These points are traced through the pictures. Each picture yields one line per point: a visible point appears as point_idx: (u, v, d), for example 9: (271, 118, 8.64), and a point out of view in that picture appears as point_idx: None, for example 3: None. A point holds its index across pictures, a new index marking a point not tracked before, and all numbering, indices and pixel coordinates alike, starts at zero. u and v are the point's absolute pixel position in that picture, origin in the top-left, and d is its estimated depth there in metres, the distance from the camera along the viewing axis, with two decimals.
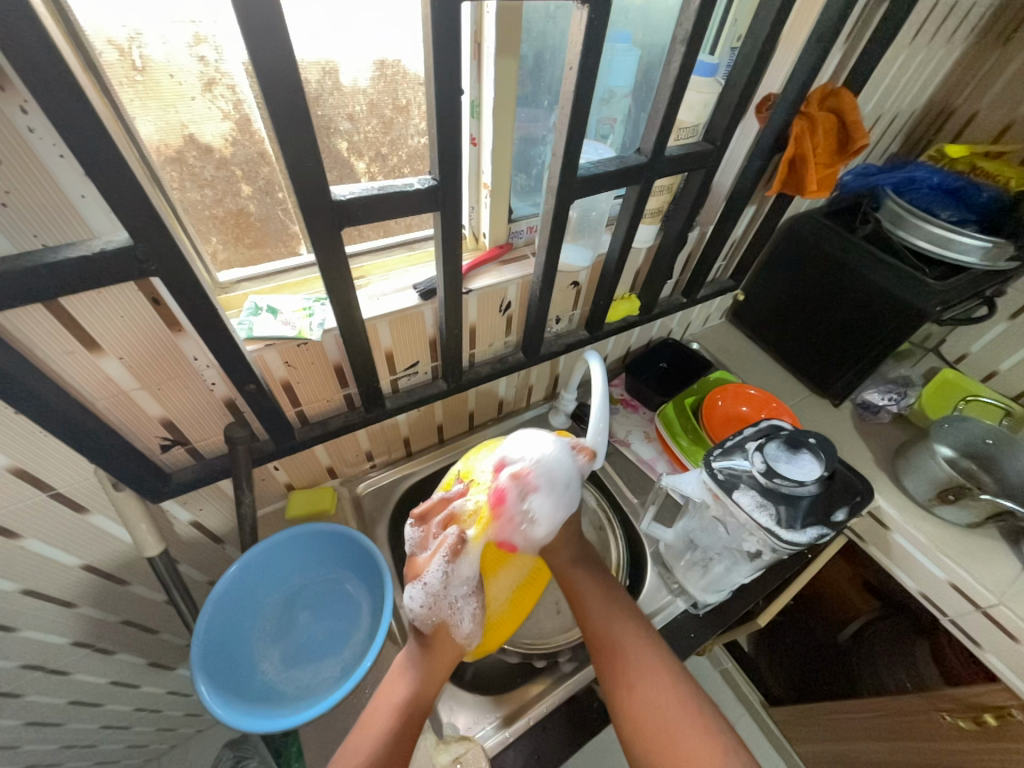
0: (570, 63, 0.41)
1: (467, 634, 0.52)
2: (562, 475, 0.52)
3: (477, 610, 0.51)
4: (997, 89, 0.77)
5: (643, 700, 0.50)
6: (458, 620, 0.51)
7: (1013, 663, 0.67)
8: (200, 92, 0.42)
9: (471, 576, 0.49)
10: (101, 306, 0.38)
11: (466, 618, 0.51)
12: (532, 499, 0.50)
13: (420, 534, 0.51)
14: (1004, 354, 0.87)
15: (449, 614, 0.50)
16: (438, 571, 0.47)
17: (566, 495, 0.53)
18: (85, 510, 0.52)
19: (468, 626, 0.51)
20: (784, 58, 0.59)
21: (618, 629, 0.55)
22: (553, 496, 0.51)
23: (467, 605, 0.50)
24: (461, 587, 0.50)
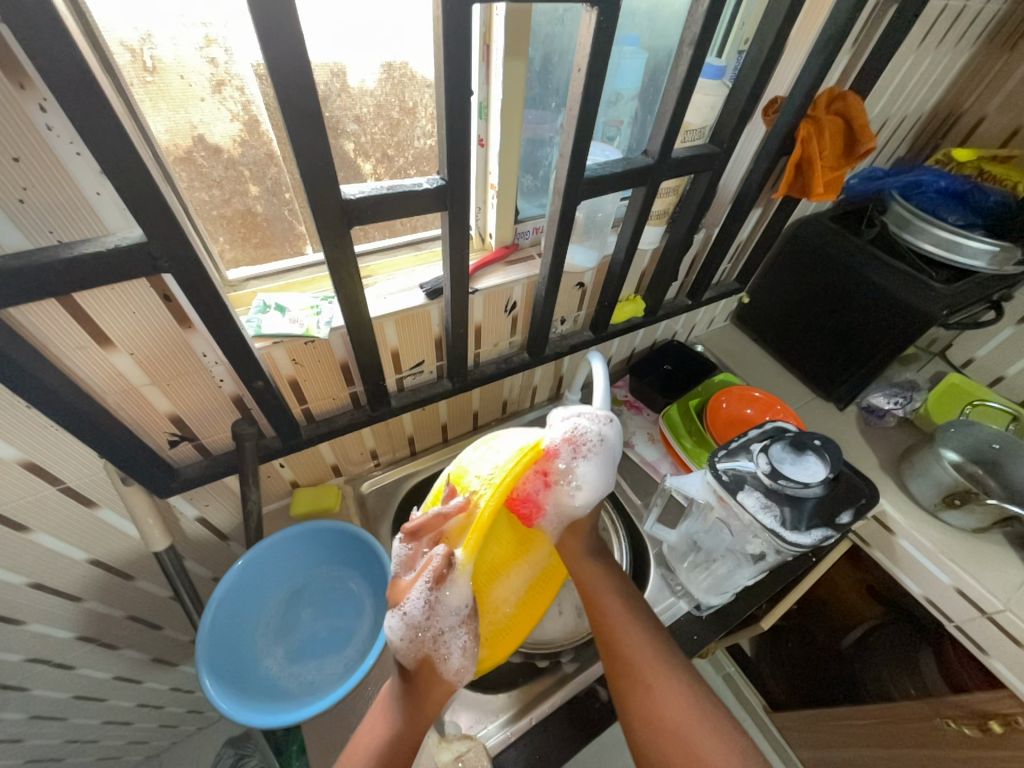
0: (578, 66, 0.41)
1: (456, 673, 0.48)
2: (609, 449, 0.55)
3: (466, 645, 0.48)
4: (1005, 93, 0.77)
5: (661, 705, 0.47)
6: (445, 655, 0.47)
7: (1020, 670, 0.66)
8: (211, 93, 0.43)
9: (460, 606, 0.46)
10: (113, 302, 0.39)
11: (454, 654, 0.47)
12: (579, 463, 0.54)
13: (408, 552, 0.47)
14: (1012, 359, 0.86)
15: (435, 647, 0.47)
16: (421, 597, 0.45)
17: (609, 468, 0.56)
18: (94, 505, 0.53)
19: (456, 664, 0.48)
20: (792, 61, 0.59)
21: (631, 630, 0.52)
22: (599, 467, 0.55)
23: (455, 639, 0.47)
24: (450, 617, 0.47)
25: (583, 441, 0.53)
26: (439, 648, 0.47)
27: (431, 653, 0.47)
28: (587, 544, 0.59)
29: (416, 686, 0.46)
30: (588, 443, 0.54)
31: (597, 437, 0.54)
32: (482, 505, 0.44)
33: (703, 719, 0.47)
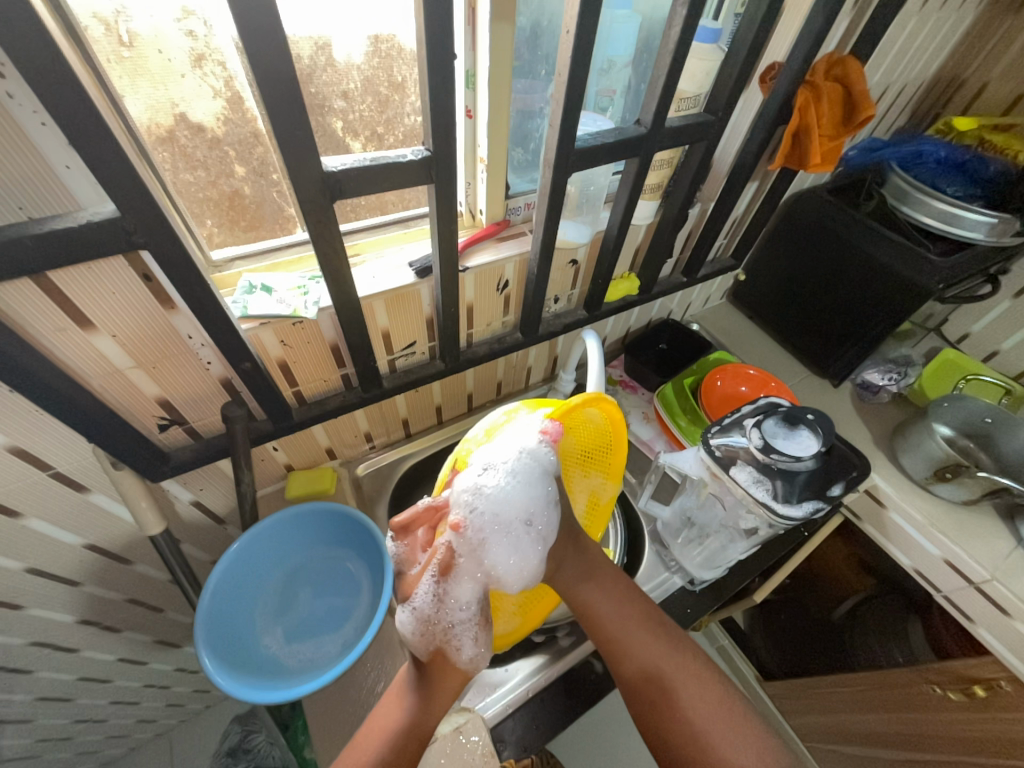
0: (567, 28, 0.39)
1: (471, 661, 0.48)
2: (514, 518, 0.47)
3: (478, 634, 0.47)
4: (1008, 59, 0.76)
5: (687, 726, 0.44)
6: (457, 645, 0.47)
7: (1005, 636, 0.68)
8: (190, 68, 0.41)
9: (468, 593, 0.47)
10: (91, 282, 0.38)
11: (467, 643, 0.47)
12: (483, 549, 0.48)
13: (404, 549, 0.47)
14: (1006, 334, 0.86)
15: (447, 636, 0.47)
16: (429, 590, 0.45)
17: (528, 534, 0.48)
18: (85, 490, 0.53)
19: (470, 652, 0.47)
20: (790, 26, 0.57)
21: (644, 650, 0.48)
22: (509, 541, 0.48)
23: (466, 629, 0.47)
24: (459, 610, 0.47)
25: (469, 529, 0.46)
26: (451, 637, 0.47)
27: (443, 644, 0.47)
28: (574, 565, 0.52)
29: (429, 675, 0.47)
30: (488, 519, 0.47)
31: (500, 505, 0.47)
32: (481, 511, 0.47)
33: (733, 724, 0.44)
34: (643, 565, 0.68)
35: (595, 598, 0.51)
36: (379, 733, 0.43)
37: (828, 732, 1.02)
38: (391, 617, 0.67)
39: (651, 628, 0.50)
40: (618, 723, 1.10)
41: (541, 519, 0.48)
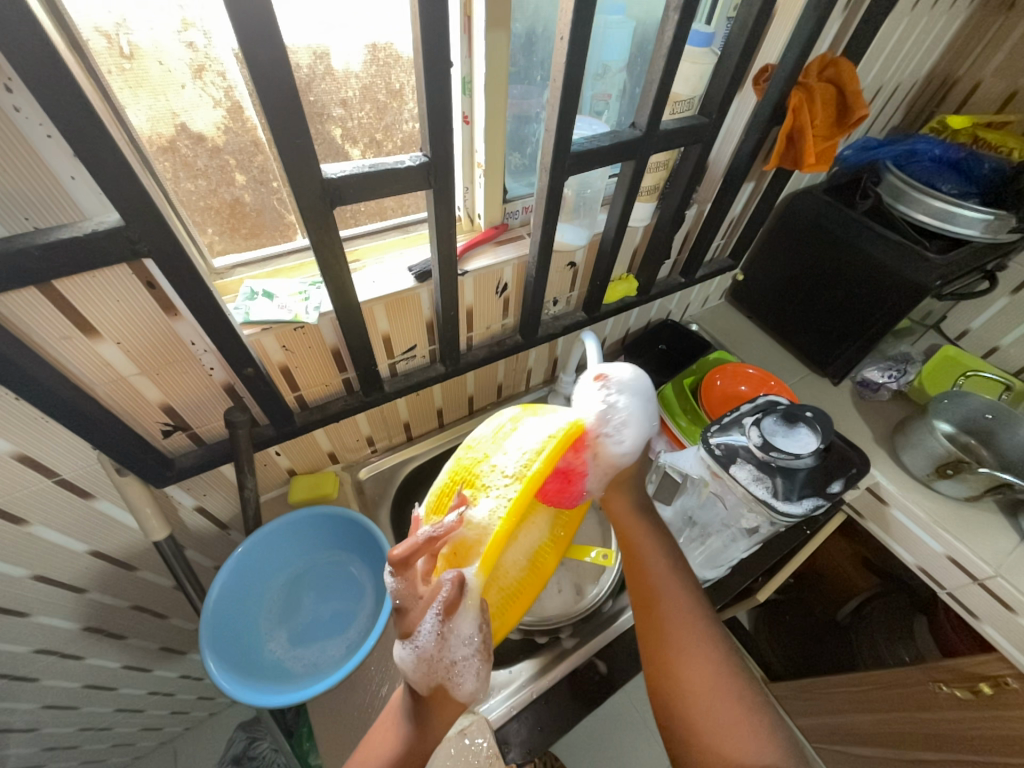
0: (561, 34, 0.40)
1: (468, 698, 0.45)
2: (644, 390, 0.56)
3: (481, 669, 0.44)
4: (1001, 57, 0.76)
5: (690, 675, 0.46)
6: (458, 683, 0.44)
7: (1009, 632, 0.68)
8: (191, 79, 0.42)
9: (472, 629, 0.44)
10: (96, 290, 0.38)
11: (468, 679, 0.44)
12: (617, 404, 0.54)
13: (402, 585, 0.44)
14: (1006, 330, 0.86)
15: (448, 676, 0.44)
16: (433, 626, 0.42)
17: (649, 408, 0.56)
18: (90, 496, 0.53)
19: (470, 689, 0.45)
20: (782, 29, 0.58)
21: (677, 604, 0.50)
22: (638, 408, 0.55)
23: (469, 667, 0.44)
24: (462, 645, 0.44)
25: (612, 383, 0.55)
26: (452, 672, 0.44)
27: (445, 686, 0.44)
28: (637, 502, 0.57)
29: (428, 712, 0.44)
30: (625, 383, 0.55)
31: (635, 379, 0.56)
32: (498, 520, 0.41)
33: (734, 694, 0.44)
34: None
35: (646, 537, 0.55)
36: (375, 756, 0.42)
37: (827, 732, 1.02)
38: (395, 620, 0.67)
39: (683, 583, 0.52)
40: (624, 726, 1.10)
41: (654, 402, 0.57)
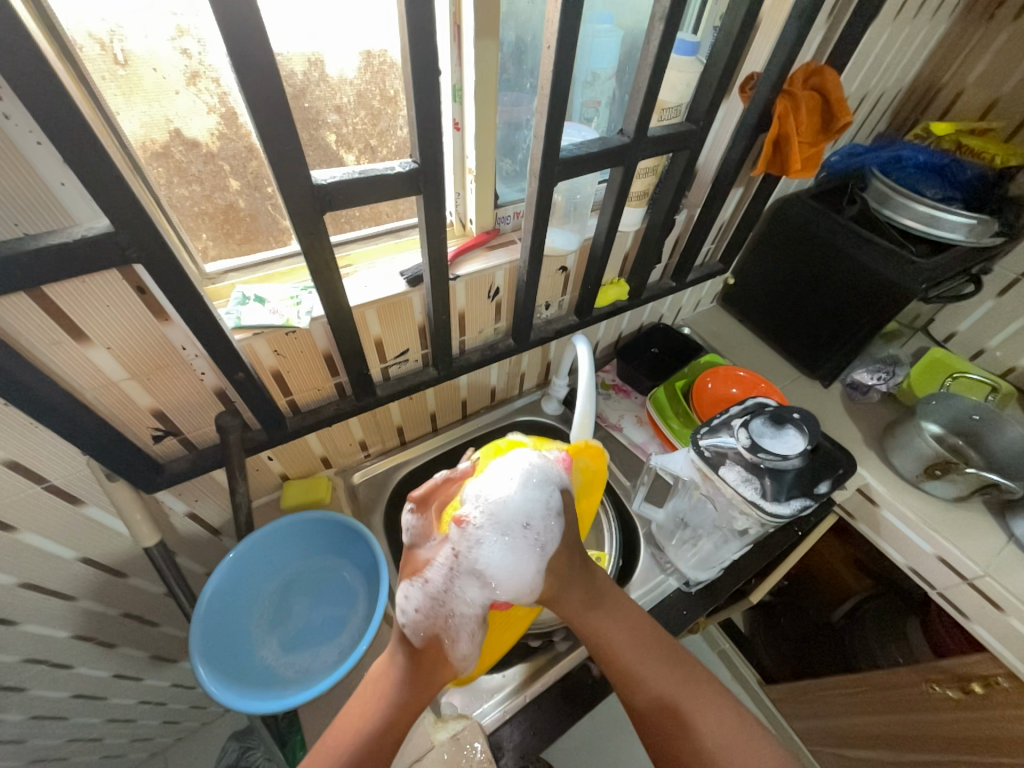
0: (548, 43, 0.41)
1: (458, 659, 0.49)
2: (515, 517, 0.49)
3: (476, 633, 0.49)
4: (983, 66, 0.78)
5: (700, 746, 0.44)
6: (454, 641, 0.48)
7: (999, 632, 0.68)
8: (185, 85, 0.42)
9: (476, 591, 0.49)
10: (85, 296, 0.38)
11: (461, 640, 0.49)
12: (480, 551, 0.48)
13: (422, 522, 0.50)
14: (992, 332, 0.88)
15: (446, 631, 0.48)
16: (444, 567, 0.48)
17: (526, 536, 0.49)
18: (80, 503, 0.53)
19: (463, 650, 0.49)
20: (767, 38, 0.59)
21: (652, 679, 0.48)
22: (505, 544, 0.49)
23: (467, 625, 0.48)
24: (465, 600, 0.49)
25: (467, 523, 0.48)
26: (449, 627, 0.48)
27: (440, 641, 0.48)
28: (583, 591, 0.52)
29: (422, 666, 0.47)
30: (489, 515, 0.49)
31: (505, 504, 0.49)
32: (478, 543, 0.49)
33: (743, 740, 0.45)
34: (640, 568, 0.68)
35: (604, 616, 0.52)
36: (358, 728, 0.42)
37: (830, 737, 1.01)
38: (388, 625, 0.67)
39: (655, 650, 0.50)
40: (620, 730, 1.09)
41: (539, 522, 0.49)
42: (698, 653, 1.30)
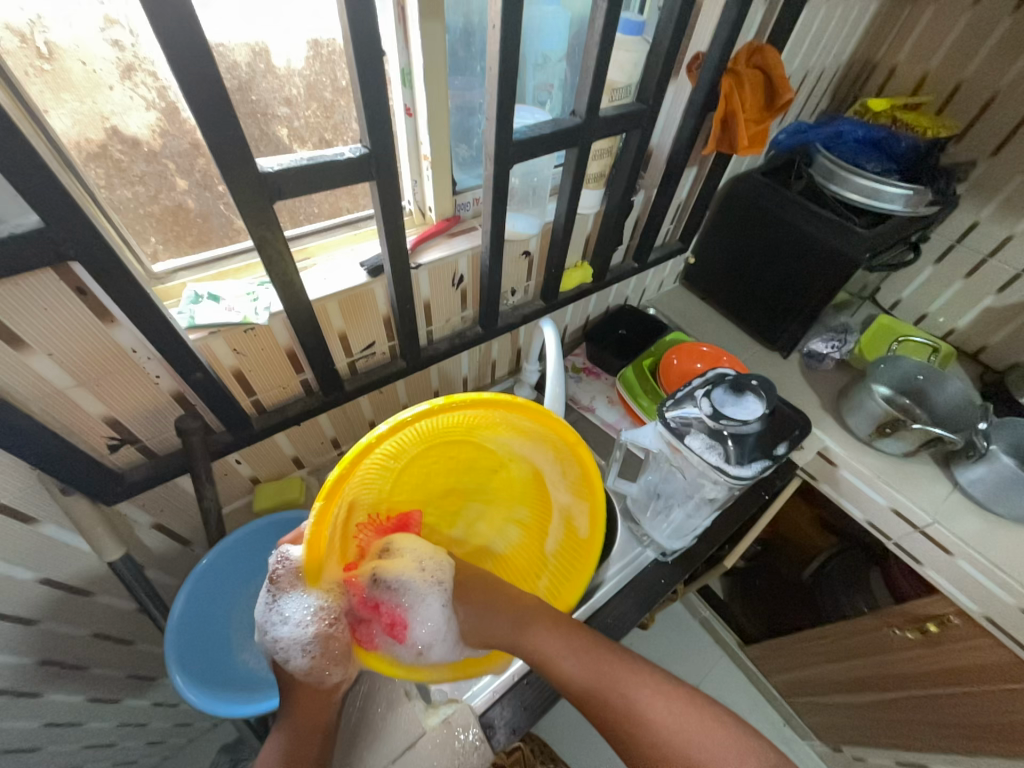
0: (493, 21, 0.41)
1: (320, 675, 0.48)
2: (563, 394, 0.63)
3: (309, 664, 0.47)
4: (913, 43, 0.82)
5: (653, 756, 0.39)
6: (292, 665, 0.46)
7: (950, 575, 0.73)
8: (119, 79, 0.40)
9: (296, 631, 0.45)
10: (20, 299, 0.36)
11: (299, 658, 0.46)
12: (629, 439, 0.66)
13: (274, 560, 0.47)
14: (932, 297, 0.93)
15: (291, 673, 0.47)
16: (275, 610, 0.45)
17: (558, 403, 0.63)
18: (34, 521, 0.50)
19: (307, 669, 0.47)
20: (710, 18, 0.60)
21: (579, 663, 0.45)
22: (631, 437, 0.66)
23: (300, 660, 0.46)
24: (295, 647, 0.46)
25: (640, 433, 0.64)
26: (283, 666, 0.46)
27: (271, 654, 0.46)
28: (502, 622, 0.49)
29: (298, 702, 0.46)
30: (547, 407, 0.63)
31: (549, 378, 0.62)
32: (314, 511, 0.36)
33: (689, 712, 0.40)
34: (618, 543, 0.70)
35: (558, 655, 0.46)
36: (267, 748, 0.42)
37: (817, 686, 1.05)
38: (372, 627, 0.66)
39: (578, 633, 0.47)
40: None
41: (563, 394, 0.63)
42: (681, 623, 1.35)
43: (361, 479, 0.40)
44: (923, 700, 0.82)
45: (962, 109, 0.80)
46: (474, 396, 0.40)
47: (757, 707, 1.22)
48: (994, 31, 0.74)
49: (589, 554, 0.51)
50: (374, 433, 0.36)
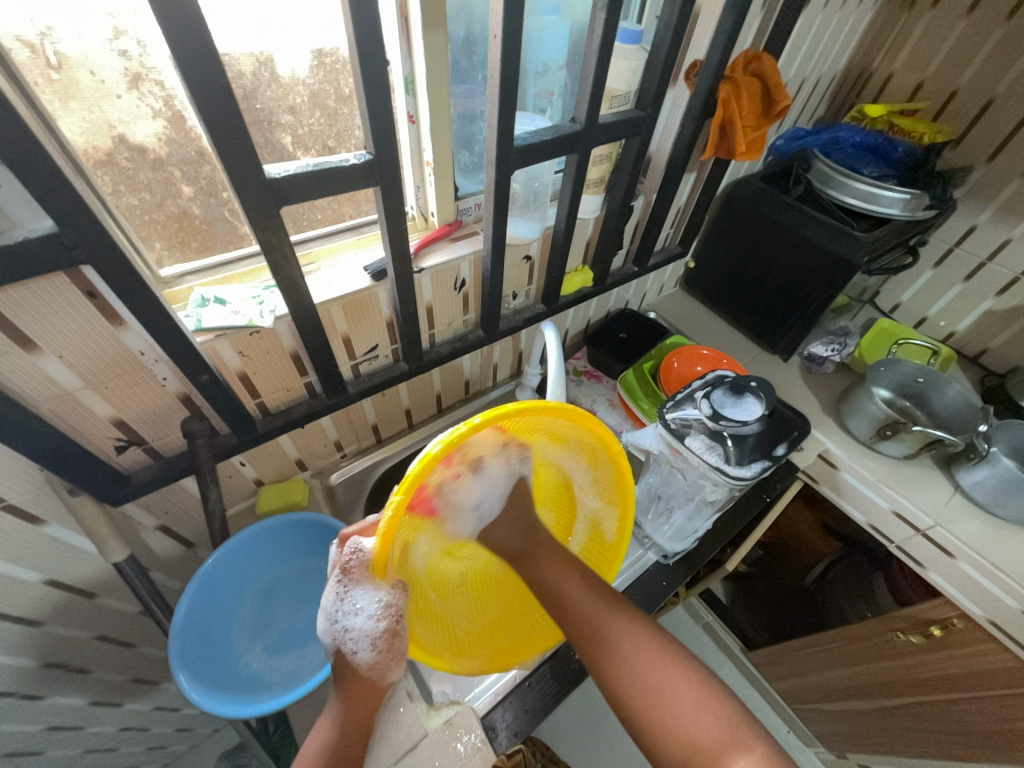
0: (495, 31, 0.42)
1: (383, 672, 0.47)
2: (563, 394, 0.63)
3: (372, 657, 0.46)
4: (908, 50, 0.83)
5: (627, 692, 0.42)
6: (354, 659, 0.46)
7: (953, 578, 0.73)
8: (127, 88, 0.41)
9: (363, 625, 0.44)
10: (33, 302, 0.37)
11: (361, 652, 0.46)
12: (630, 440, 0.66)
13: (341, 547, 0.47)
14: (931, 301, 0.94)
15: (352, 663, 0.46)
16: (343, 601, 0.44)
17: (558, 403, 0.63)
18: (40, 521, 0.50)
19: (372, 663, 0.46)
20: (707, 27, 0.61)
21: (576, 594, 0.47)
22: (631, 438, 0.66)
23: (362, 653, 0.46)
24: (360, 641, 0.45)
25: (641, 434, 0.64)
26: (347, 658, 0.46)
27: (338, 646, 0.46)
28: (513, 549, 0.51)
29: (355, 697, 0.47)
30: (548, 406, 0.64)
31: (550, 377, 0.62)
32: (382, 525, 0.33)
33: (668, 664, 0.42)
34: None
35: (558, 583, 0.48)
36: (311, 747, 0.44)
37: (821, 693, 1.05)
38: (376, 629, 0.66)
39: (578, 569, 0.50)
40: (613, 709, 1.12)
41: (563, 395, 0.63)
42: (684, 628, 1.34)
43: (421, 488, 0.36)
44: (929, 706, 0.81)
45: (958, 115, 0.81)
46: (543, 404, 0.37)
47: (761, 713, 1.21)
48: (988, 39, 0.75)
49: (615, 558, 0.54)
50: (435, 448, 0.32)
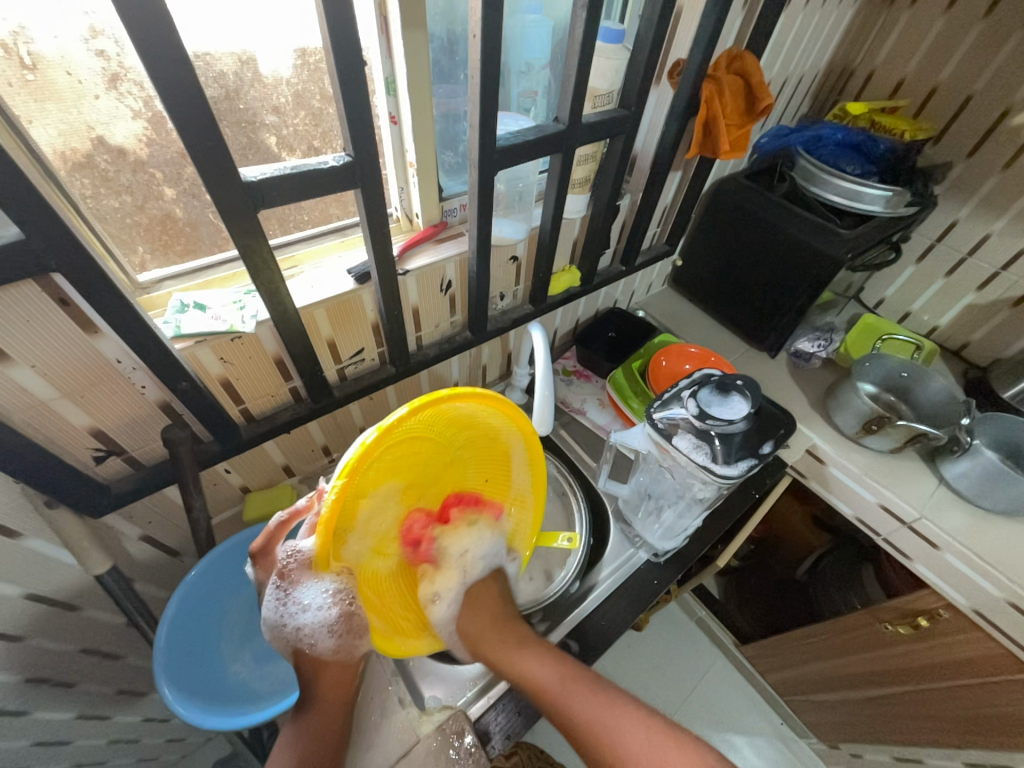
0: (474, 31, 0.41)
1: (347, 652, 0.50)
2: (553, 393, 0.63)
3: (328, 642, 0.48)
4: (889, 48, 0.84)
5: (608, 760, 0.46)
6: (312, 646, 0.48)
7: (939, 570, 0.74)
8: (104, 89, 0.40)
9: (314, 614, 0.46)
10: (2, 312, 0.36)
11: (323, 639, 0.48)
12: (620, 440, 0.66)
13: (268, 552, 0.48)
14: (914, 296, 0.95)
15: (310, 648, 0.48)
16: (289, 597, 0.46)
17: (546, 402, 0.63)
18: (18, 535, 0.49)
19: (334, 647, 0.49)
20: (689, 26, 0.61)
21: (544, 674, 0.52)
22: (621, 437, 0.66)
23: (319, 639, 0.48)
24: (314, 628, 0.47)
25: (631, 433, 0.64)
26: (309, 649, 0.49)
27: (293, 641, 0.48)
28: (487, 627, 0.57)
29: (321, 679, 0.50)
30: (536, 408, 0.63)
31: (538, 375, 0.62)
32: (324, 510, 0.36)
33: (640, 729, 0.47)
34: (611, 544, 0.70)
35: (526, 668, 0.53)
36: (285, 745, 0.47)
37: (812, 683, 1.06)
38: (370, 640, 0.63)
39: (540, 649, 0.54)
40: None
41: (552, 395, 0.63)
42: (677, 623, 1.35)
43: (364, 482, 0.40)
44: (917, 695, 0.83)
45: (938, 112, 0.82)
46: (467, 391, 0.43)
47: (753, 705, 1.22)
48: (965, 37, 0.76)
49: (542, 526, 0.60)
50: (368, 439, 0.36)
